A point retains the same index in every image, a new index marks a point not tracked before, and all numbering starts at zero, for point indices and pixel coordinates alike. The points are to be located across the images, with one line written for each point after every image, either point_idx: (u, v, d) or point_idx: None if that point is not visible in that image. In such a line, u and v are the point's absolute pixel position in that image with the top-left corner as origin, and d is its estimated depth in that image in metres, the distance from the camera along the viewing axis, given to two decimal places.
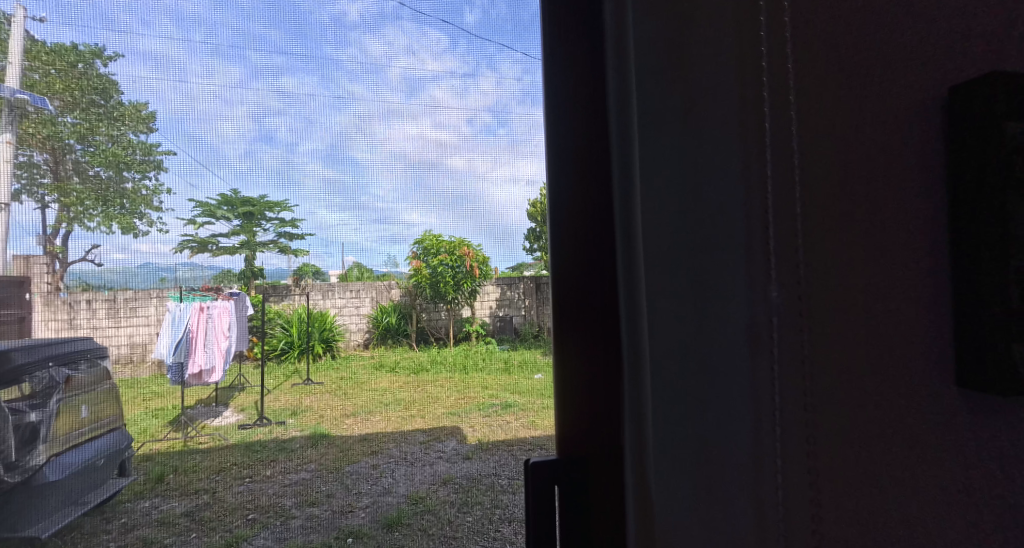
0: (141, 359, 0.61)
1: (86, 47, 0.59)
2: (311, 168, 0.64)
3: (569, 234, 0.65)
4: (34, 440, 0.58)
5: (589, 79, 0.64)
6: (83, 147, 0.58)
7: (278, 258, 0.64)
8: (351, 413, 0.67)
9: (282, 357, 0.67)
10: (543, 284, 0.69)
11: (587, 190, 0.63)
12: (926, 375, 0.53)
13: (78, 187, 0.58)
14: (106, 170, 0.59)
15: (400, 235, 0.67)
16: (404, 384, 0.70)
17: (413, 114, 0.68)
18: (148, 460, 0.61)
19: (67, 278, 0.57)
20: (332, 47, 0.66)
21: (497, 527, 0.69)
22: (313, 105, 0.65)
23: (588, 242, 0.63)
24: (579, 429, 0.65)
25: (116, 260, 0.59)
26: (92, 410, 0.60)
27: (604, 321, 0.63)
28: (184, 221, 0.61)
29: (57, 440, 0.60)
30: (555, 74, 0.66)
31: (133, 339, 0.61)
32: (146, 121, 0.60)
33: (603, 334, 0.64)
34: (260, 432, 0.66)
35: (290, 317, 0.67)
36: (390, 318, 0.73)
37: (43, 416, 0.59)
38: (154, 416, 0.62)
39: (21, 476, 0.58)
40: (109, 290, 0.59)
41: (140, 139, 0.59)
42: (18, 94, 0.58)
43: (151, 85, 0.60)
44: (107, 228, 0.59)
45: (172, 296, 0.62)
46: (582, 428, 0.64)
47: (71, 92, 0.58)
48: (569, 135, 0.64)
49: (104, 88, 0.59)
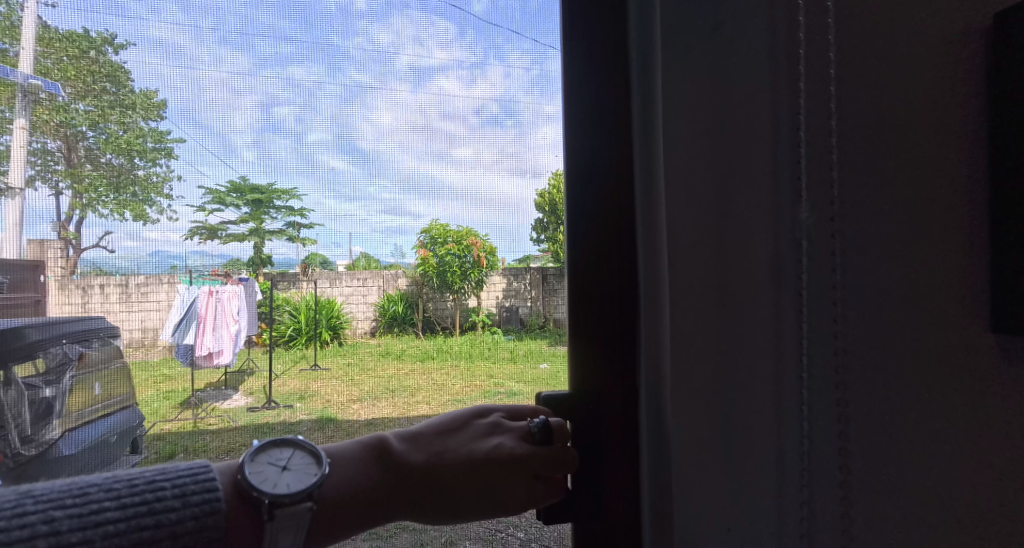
0: (151, 343, 0.61)
1: (98, 33, 0.60)
2: (320, 158, 0.65)
3: (591, 227, 0.71)
4: (48, 415, 0.61)
5: (605, 75, 0.71)
6: (95, 135, 0.59)
7: (286, 247, 0.64)
8: (357, 399, 0.68)
9: (290, 343, 0.65)
10: (549, 276, 0.74)
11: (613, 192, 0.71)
12: (957, 372, 0.51)
13: (91, 173, 0.59)
14: (118, 157, 0.59)
15: (407, 226, 0.68)
16: (410, 371, 0.70)
17: (419, 104, 0.68)
18: (159, 440, 0.63)
19: (81, 265, 0.58)
20: (339, 35, 0.66)
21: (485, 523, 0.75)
22: (321, 95, 0.65)
23: (612, 234, 0.71)
24: (582, 409, 0.72)
25: (126, 247, 0.60)
26: (106, 387, 0.62)
27: (617, 298, 0.72)
28: (193, 208, 0.61)
29: (70, 416, 0.62)
30: (576, 68, 0.71)
31: (145, 324, 0.60)
32: (157, 109, 0.61)
33: (618, 308, 0.72)
34: (269, 415, 0.66)
35: (297, 304, 0.65)
36: (396, 306, 0.69)
37: (57, 392, 0.62)
38: (165, 397, 0.62)
39: (36, 449, 0.60)
40: (121, 275, 0.60)
41: (151, 126, 0.61)
42: (30, 80, 0.58)
43: (162, 74, 0.61)
44: (119, 215, 0.60)
45: (182, 281, 0.62)
46: (603, 407, 0.72)
47: (83, 79, 0.59)
48: (597, 138, 0.71)
49: (115, 75, 0.60)
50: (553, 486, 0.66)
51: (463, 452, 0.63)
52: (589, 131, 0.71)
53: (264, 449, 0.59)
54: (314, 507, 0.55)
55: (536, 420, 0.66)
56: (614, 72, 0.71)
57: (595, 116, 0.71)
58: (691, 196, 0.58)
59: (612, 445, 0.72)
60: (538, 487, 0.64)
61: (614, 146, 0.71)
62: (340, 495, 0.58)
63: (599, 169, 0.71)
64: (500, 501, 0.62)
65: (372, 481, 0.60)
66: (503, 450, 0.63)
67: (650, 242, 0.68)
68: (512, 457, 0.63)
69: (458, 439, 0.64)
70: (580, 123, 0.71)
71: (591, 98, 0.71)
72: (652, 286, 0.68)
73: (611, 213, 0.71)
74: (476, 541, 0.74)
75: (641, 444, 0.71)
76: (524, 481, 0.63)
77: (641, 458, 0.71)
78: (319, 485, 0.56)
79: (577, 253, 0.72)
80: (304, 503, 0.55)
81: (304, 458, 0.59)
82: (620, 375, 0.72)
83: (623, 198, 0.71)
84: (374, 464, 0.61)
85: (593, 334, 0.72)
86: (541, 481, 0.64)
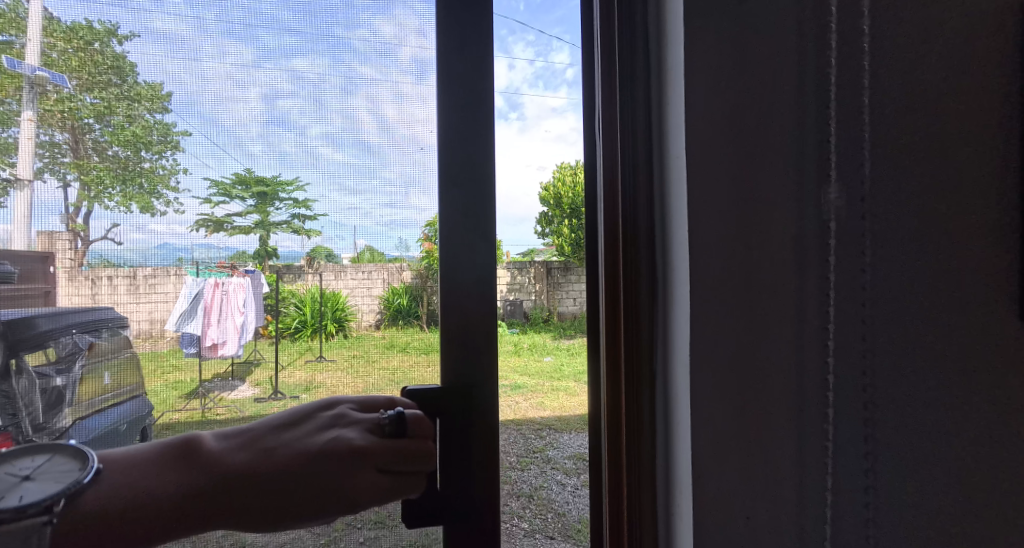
0: (160, 334, 0.62)
1: (101, 24, 0.60)
2: (324, 151, 0.65)
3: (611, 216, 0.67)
4: (59, 404, 0.61)
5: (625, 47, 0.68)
6: (102, 127, 0.60)
7: (291, 240, 0.64)
8: (362, 391, 0.67)
9: (295, 335, 0.64)
10: (552, 268, 0.82)
11: (626, 196, 0.67)
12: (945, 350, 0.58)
13: (98, 164, 0.59)
14: (125, 150, 0.60)
15: (412, 219, 0.67)
16: (415, 363, 0.68)
17: (423, 96, 0.68)
18: (168, 429, 0.63)
19: (89, 256, 0.59)
20: (344, 28, 0.66)
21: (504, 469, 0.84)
22: (325, 88, 0.66)
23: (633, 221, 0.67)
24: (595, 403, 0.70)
25: (134, 239, 0.60)
26: (115, 377, 0.62)
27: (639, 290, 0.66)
28: (199, 200, 0.62)
29: (80, 405, 0.62)
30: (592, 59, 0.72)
31: (153, 316, 0.61)
32: (162, 101, 0.61)
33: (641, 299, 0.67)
34: (275, 406, 0.64)
35: (303, 296, 0.64)
36: (401, 300, 0.67)
37: (68, 381, 0.62)
38: (173, 388, 0.63)
39: (48, 437, 0.61)
40: (129, 267, 0.60)
41: (157, 119, 0.61)
42: (37, 72, 0.58)
43: (165, 66, 0.61)
44: (125, 207, 0.60)
45: (188, 272, 0.62)
46: (604, 417, 0.70)
47: (89, 71, 0.59)
48: (605, 147, 0.69)
49: (120, 68, 0.60)
50: (409, 479, 0.61)
51: (298, 446, 0.58)
52: (590, 140, 0.71)
53: (6, 459, 0.54)
54: (53, 521, 0.52)
55: (387, 411, 0.61)
56: (632, 64, 0.68)
57: (606, 119, 0.69)
58: (711, 193, 0.58)
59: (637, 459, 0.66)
60: (388, 480, 0.60)
61: (637, 128, 0.67)
62: (121, 505, 0.53)
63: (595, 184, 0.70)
64: (333, 501, 0.58)
65: (181, 489, 0.54)
66: (341, 443, 0.58)
67: (664, 256, 0.66)
68: (351, 454, 0.58)
69: (298, 434, 0.59)
70: (490, 140, 0.68)
71: (608, 98, 0.68)
72: (662, 303, 0.66)
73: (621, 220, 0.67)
74: None
75: (652, 472, 0.67)
76: (366, 476, 0.59)
77: (657, 484, 0.66)
78: (61, 501, 0.52)
79: (483, 273, 0.68)
80: (40, 517, 0.52)
81: (56, 463, 0.54)
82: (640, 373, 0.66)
83: (638, 201, 0.67)
84: (179, 466, 0.55)
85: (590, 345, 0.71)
86: (392, 475, 0.60)
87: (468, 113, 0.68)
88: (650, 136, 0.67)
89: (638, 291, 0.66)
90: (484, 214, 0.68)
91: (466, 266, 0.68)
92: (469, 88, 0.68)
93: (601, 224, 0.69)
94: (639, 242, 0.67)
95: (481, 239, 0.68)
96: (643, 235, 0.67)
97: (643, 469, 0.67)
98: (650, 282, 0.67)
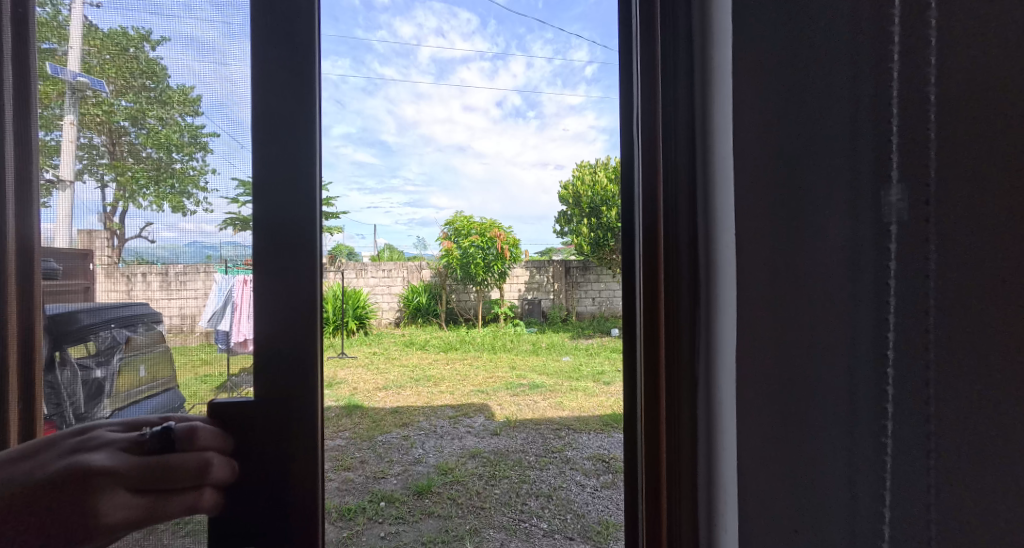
0: (190, 329, 0.61)
1: (136, 31, 0.60)
2: None
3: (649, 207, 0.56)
4: (99, 395, 0.64)
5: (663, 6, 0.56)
6: (136, 130, 0.60)
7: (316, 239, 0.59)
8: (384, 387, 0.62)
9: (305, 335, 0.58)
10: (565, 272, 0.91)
11: (668, 196, 0.56)
12: None
13: (133, 166, 0.60)
14: (157, 151, 0.60)
15: None
16: None
17: None
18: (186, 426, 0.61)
19: (125, 254, 0.60)
20: None
21: (527, 471, 1.28)
22: None
23: (675, 212, 0.56)
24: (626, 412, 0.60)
25: (164, 237, 0.60)
26: (151, 369, 0.64)
27: (684, 298, 0.56)
28: (228, 200, 0.59)
29: (118, 397, 0.64)
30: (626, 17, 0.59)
31: (184, 311, 0.61)
32: (192, 104, 0.60)
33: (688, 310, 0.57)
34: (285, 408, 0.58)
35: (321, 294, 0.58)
36: None
37: (106, 373, 0.64)
38: (203, 380, 0.60)
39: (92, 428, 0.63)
40: (163, 264, 0.61)
41: (187, 121, 0.60)
42: (78, 78, 0.60)
43: (195, 70, 0.60)
44: (158, 206, 0.60)
45: (218, 269, 0.59)
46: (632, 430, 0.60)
47: (124, 77, 0.60)
48: (642, 137, 0.57)
49: (155, 72, 0.60)
50: (179, 499, 0.52)
51: (20, 481, 0.46)
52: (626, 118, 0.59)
53: None
54: None
55: (152, 429, 0.53)
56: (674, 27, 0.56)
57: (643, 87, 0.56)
58: (783, 175, 0.45)
59: (677, 485, 0.56)
60: (148, 501, 0.51)
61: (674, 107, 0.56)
62: None
63: (634, 188, 0.58)
64: (68, 536, 0.47)
65: None
66: (87, 469, 0.48)
67: (705, 269, 0.56)
68: (99, 477, 0.48)
69: (30, 466, 0.48)
70: (314, 118, 0.57)
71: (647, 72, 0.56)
72: (702, 323, 0.56)
73: (662, 228, 0.56)
74: (497, 529, 1.04)
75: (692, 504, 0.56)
76: (114, 498, 0.49)
77: (697, 517, 0.56)
78: None
79: (298, 276, 0.56)
80: None
81: None
82: (677, 381, 0.57)
83: (680, 203, 0.56)
84: None
85: (626, 373, 0.60)
86: (153, 495, 0.51)
87: (283, 84, 0.57)
88: (694, 119, 0.56)
89: (678, 307, 0.57)
90: (299, 203, 0.56)
91: (274, 269, 0.56)
92: (288, 58, 0.57)
93: (637, 233, 0.58)
94: (680, 251, 0.56)
95: (298, 234, 0.56)
96: (686, 241, 0.56)
97: (683, 519, 0.56)
98: (690, 282, 0.56)
